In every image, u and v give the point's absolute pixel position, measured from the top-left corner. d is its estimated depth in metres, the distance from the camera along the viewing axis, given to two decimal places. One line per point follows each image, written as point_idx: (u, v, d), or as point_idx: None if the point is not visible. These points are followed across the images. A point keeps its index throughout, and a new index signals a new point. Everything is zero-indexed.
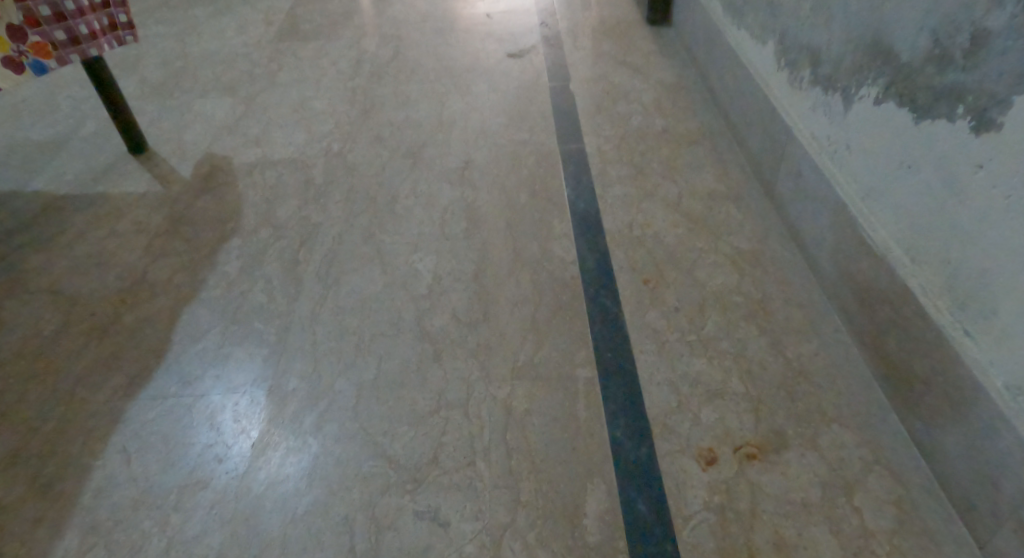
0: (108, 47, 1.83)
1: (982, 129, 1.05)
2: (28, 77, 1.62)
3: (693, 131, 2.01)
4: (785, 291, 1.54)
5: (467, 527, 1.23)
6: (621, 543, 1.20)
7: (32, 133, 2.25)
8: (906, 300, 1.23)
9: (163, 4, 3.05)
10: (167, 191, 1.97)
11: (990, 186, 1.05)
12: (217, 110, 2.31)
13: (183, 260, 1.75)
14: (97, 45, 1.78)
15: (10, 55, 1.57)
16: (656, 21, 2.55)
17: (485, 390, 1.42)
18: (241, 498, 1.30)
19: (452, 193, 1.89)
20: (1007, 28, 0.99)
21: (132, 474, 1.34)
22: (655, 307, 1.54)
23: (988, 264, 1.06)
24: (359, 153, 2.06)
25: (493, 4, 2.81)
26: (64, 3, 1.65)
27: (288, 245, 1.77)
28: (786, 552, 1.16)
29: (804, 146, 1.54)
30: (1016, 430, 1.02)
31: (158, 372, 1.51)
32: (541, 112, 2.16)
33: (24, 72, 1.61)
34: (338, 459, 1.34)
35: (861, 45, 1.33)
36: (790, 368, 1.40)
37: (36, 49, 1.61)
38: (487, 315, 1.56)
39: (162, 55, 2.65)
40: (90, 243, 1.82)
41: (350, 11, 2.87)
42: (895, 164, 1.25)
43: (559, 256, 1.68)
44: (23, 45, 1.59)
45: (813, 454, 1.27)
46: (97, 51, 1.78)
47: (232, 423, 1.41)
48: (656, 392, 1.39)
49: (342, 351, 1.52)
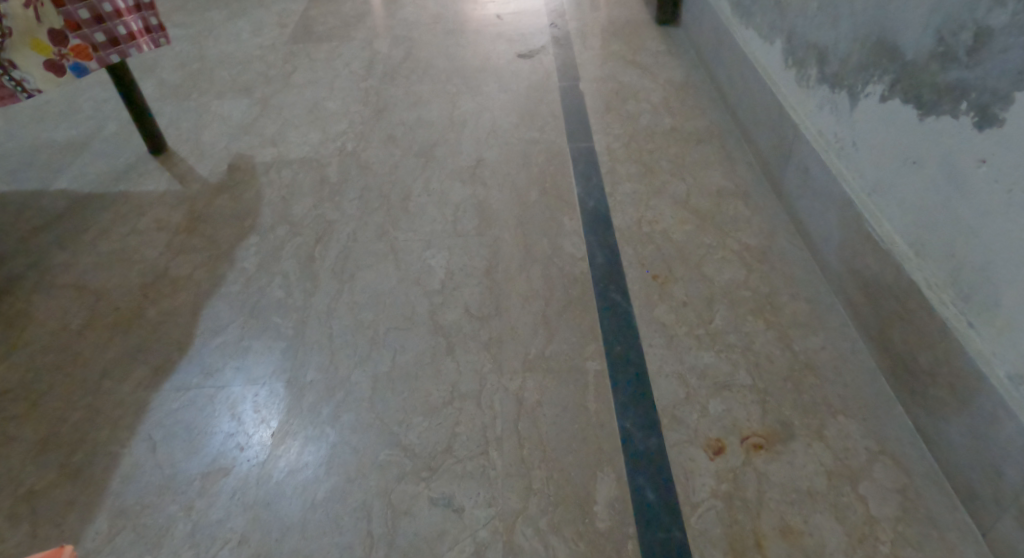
0: (148, 49, 1.88)
1: (985, 125, 1.08)
2: (69, 78, 1.73)
3: (701, 130, 2.04)
4: (791, 286, 1.56)
5: (480, 514, 1.26)
6: (631, 529, 1.23)
7: (55, 135, 2.31)
8: (910, 293, 1.26)
9: (180, 8, 3.11)
10: (187, 190, 2.02)
11: (993, 181, 1.07)
12: (234, 110, 2.35)
13: (203, 257, 1.80)
14: (137, 45, 1.84)
15: (51, 59, 1.67)
16: (665, 22, 2.57)
17: (498, 382, 1.46)
18: (262, 485, 1.34)
19: (464, 191, 1.93)
20: (1008, 25, 1.02)
21: (158, 461, 1.39)
22: (663, 301, 1.57)
23: (991, 257, 1.09)
24: (372, 152, 2.10)
25: (503, 5, 2.85)
26: (101, 6, 1.72)
27: (304, 242, 1.81)
28: (792, 539, 1.19)
29: (811, 143, 1.57)
30: (1017, 418, 1.05)
31: (181, 364, 1.55)
32: (551, 111, 2.20)
33: (65, 74, 1.71)
34: (355, 448, 1.37)
35: (867, 43, 1.36)
36: (797, 361, 1.42)
37: (76, 52, 1.71)
38: (499, 309, 1.60)
39: (179, 58, 2.70)
40: (113, 240, 1.87)
41: (362, 13, 2.91)
42: (900, 159, 1.27)
43: (569, 252, 1.71)
44: (64, 48, 1.68)
45: (819, 444, 1.29)
46: (136, 51, 1.84)
47: (253, 413, 1.45)
48: (665, 384, 1.42)
49: (357, 345, 1.55)
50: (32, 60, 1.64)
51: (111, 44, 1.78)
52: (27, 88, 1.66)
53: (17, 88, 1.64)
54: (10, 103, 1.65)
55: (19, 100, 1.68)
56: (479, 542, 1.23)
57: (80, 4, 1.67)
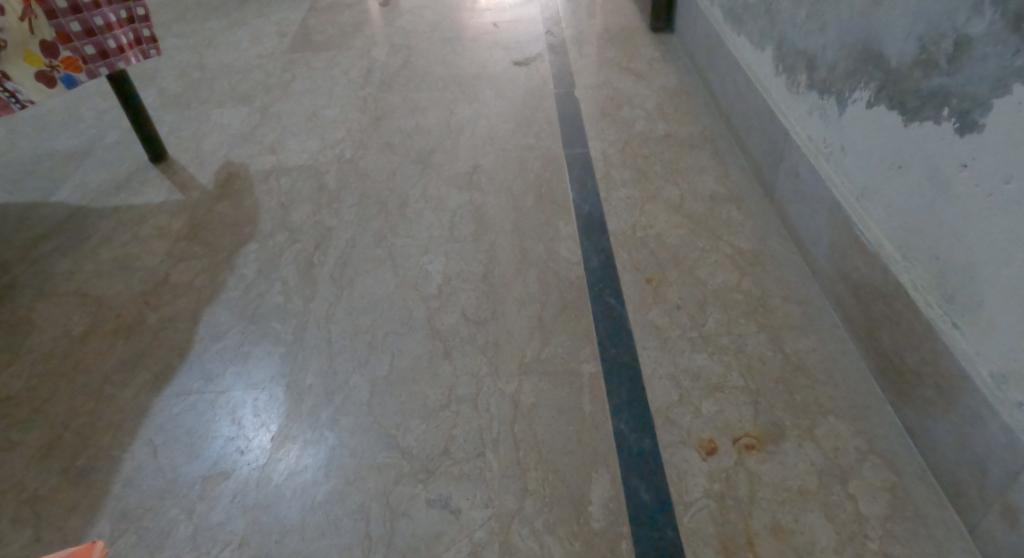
0: (135, 61, 1.92)
1: (965, 130, 1.10)
2: (59, 89, 1.75)
3: (695, 136, 2.06)
4: (783, 289, 1.59)
5: (477, 515, 1.29)
6: (625, 529, 1.25)
7: (57, 144, 2.34)
8: (897, 295, 1.28)
9: (180, 17, 3.15)
10: (187, 197, 2.04)
11: (973, 185, 1.10)
12: (233, 119, 2.39)
13: (204, 264, 1.82)
14: (125, 58, 1.87)
15: (42, 70, 1.69)
16: (660, 29, 2.61)
17: (494, 385, 1.48)
18: (262, 488, 1.36)
19: (460, 197, 1.95)
20: (987, 34, 1.05)
21: (159, 465, 1.41)
22: (657, 305, 1.60)
23: (974, 259, 1.11)
24: (370, 159, 2.13)
25: (499, 13, 2.88)
26: (93, 19, 1.76)
27: (303, 248, 1.84)
28: (783, 536, 1.21)
29: (801, 148, 1.59)
30: (1000, 417, 1.07)
31: (182, 370, 1.58)
32: (547, 118, 2.22)
33: (55, 86, 1.73)
34: (353, 450, 1.40)
35: (853, 50, 1.39)
36: (789, 363, 1.45)
37: (66, 64, 1.74)
38: (495, 313, 1.62)
39: (179, 67, 2.73)
40: (115, 248, 1.89)
41: (361, 22, 2.95)
42: (887, 164, 1.30)
43: (565, 257, 1.74)
44: (54, 60, 1.71)
45: (810, 444, 1.32)
46: (124, 64, 1.87)
47: (253, 417, 1.47)
48: (658, 386, 1.45)
49: (356, 350, 1.58)
50: (24, 71, 1.66)
51: (100, 56, 1.81)
52: (19, 99, 1.67)
53: (10, 98, 1.66)
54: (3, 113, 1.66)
55: (11, 110, 1.69)
56: (475, 543, 1.25)
57: (73, 17, 1.71)
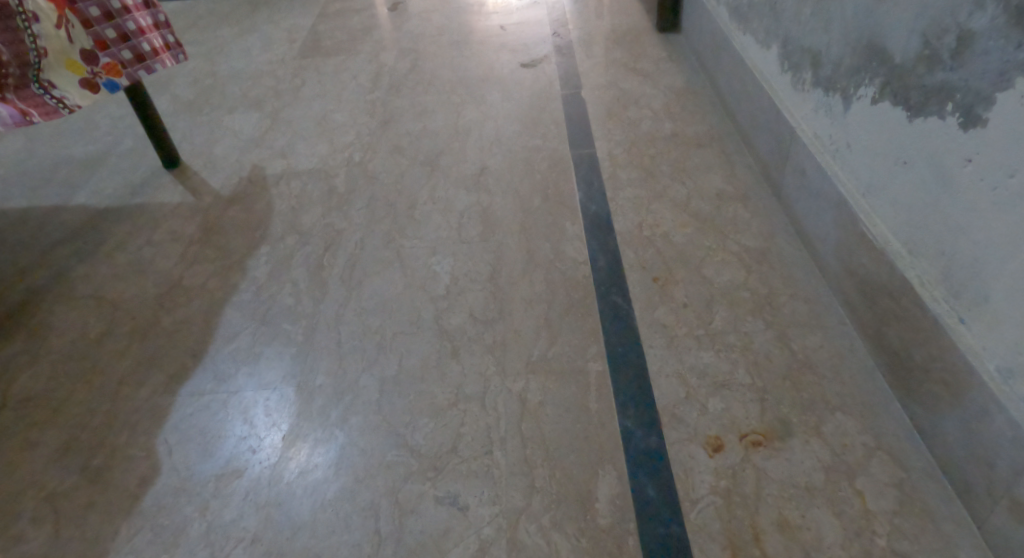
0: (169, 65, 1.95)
1: (970, 125, 1.11)
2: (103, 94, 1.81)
3: (701, 135, 2.07)
4: (790, 286, 1.59)
5: (485, 511, 1.30)
6: (631, 525, 1.26)
7: (74, 151, 2.39)
8: (903, 291, 1.28)
9: (193, 25, 3.19)
10: (200, 202, 2.08)
11: (978, 179, 1.10)
12: (245, 124, 2.42)
13: (216, 267, 1.85)
14: (160, 61, 1.91)
15: (86, 76, 1.75)
16: (665, 28, 2.61)
17: (501, 384, 1.49)
18: (273, 486, 1.38)
19: (468, 199, 1.97)
20: (989, 29, 1.05)
21: (174, 464, 1.44)
22: (663, 303, 1.60)
23: (980, 253, 1.11)
24: (379, 162, 2.15)
25: (507, 16, 2.90)
26: (126, 24, 1.79)
27: (313, 251, 1.86)
28: (789, 533, 1.21)
29: (807, 145, 1.60)
30: (1006, 411, 1.07)
31: (196, 371, 1.60)
32: (553, 119, 2.24)
33: (99, 90, 1.79)
34: (363, 449, 1.42)
35: (858, 47, 1.39)
36: (795, 359, 1.45)
37: (108, 69, 1.79)
38: (502, 312, 1.64)
39: (191, 74, 2.77)
40: (130, 252, 1.93)
41: (369, 27, 2.98)
42: (892, 160, 1.30)
43: (571, 256, 1.75)
44: (96, 67, 1.76)
45: (817, 440, 1.32)
46: (160, 67, 1.91)
47: (265, 417, 1.50)
48: (665, 384, 1.45)
49: (365, 350, 1.60)
50: (68, 78, 1.72)
51: (138, 60, 1.85)
52: (67, 104, 1.73)
53: (58, 104, 1.71)
54: (54, 118, 1.71)
55: (60, 116, 1.74)
56: (483, 539, 1.26)
57: (107, 24, 1.75)
